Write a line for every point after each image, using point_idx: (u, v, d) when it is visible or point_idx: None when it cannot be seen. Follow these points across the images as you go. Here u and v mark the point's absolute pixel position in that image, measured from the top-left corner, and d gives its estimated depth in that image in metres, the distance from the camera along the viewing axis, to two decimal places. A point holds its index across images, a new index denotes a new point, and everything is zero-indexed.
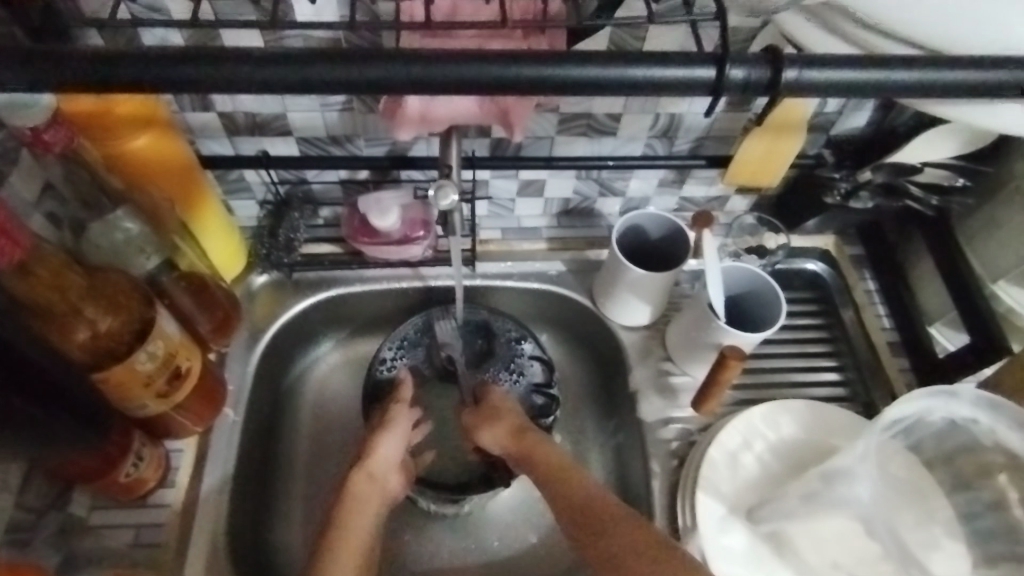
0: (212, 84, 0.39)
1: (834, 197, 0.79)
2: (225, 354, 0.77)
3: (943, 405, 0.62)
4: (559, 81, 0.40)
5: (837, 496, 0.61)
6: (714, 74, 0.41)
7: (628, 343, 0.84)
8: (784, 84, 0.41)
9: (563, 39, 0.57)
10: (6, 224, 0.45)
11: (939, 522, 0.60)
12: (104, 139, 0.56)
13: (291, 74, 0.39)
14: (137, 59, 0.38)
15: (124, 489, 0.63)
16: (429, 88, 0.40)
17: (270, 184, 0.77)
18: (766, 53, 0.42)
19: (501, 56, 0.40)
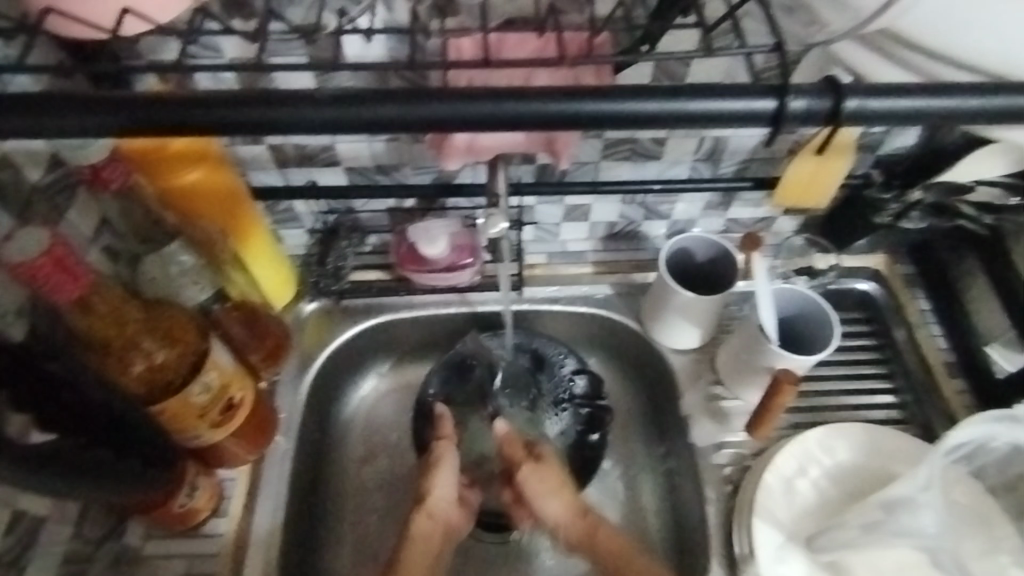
0: (267, 123, 0.40)
1: (886, 217, 0.77)
2: (276, 383, 0.77)
3: (1005, 431, 0.59)
4: (599, 111, 0.41)
5: (899, 528, 0.59)
6: (774, 104, 0.41)
7: (678, 367, 0.82)
8: (846, 115, 0.42)
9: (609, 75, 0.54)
10: (68, 261, 0.46)
11: (1007, 551, 0.59)
12: (160, 176, 0.58)
13: (341, 112, 0.40)
14: (194, 100, 0.39)
15: (177, 519, 0.63)
16: (477, 117, 0.41)
17: (320, 214, 0.79)
18: (825, 82, 0.42)
19: (541, 91, 0.41)
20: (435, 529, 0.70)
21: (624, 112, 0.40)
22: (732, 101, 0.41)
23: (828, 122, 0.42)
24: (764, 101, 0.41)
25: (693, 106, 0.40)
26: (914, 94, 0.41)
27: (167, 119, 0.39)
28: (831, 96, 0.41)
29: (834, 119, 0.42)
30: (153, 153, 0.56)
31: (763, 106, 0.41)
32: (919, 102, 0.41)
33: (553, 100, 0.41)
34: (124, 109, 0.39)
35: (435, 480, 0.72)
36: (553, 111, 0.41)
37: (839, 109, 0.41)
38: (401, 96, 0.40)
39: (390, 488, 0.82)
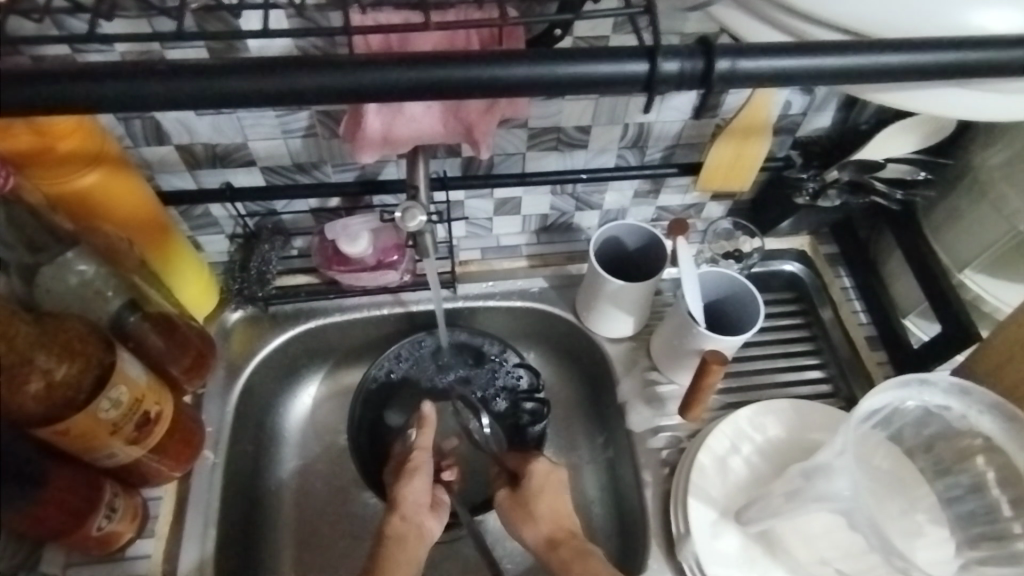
0: (154, 99, 0.36)
1: (803, 197, 0.78)
2: (201, 396, 0.74)
3: (917, 394, 0.60)
4: (524, 75, 0.38)
5: (817, 493, 0.58)
6: (646, 68, 0.39)
7: (614, 355, 0.83)
8: (716, 76, 0.39)
9: (520, 36, 0.53)
10: None
11: (922, 510, 0.61)
12: (52, 178, 0.54)
13: (242, 82, 0.36)
14: (51, 69, 0.35)
15: (97, 545, 0.60)
16: (360, 89, 0.37)
17: (238, 217, 0.75)
18: (698, 45, 0.40)
19: (430, 58, 0.38)
20: (410, 529, 0.67)
21: (532, 76, 0.38)
22: (618, 67, 0.39)
23: (698, 85, 0.40)
24: (634, 65, 0.39)
25: (589, 70, 0.38)
26: (801, 50, 0.39)
27: (30, 96, 0.35)
28: (702, 58, 0.39)
29: (707, 82, 0.40)
30: (39, 156, 0.52)
31: (639, 71, 0.39)
32: (795, 60, 0.39)
33: (469, 74, 0.37)
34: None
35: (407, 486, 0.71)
36: (470, 78, 0.38)
37: (709, 72, 0.39)
38: (303, 65, 0.37)
39: (329, 495, 0.81)
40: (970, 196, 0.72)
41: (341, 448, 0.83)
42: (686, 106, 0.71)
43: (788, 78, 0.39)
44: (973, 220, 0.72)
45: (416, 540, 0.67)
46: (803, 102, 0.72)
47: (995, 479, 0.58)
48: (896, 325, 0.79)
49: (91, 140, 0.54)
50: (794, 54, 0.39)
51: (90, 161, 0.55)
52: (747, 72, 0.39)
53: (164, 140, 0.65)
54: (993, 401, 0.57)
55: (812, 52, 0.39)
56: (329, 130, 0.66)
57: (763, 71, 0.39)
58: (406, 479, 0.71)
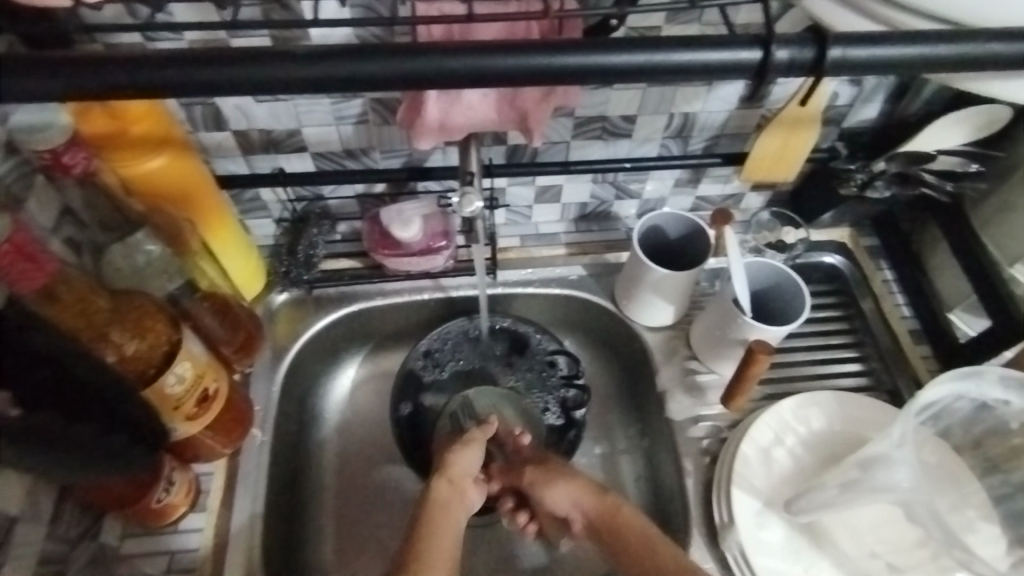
0: (223, 82, 0.38)
1: (850, 188, 0.77)
2: (249, 374, 0.76)
3: (974, 388, 0.59)
4: (601, 64, 0.39)
5: (875, 484, 0.58)
6: (760, 55, 0.40)
7: (653, 343, 0.83)
8: (829, 64, 0.40)
9: (580, 30, 0.54)
10: (27, 247, 0.47)
11: (974, 506, 0.61)
12: (121, 162, 0.56)
13: (320, 67, 0.38)
14: (132, 55, 0.37)
15: (154, 516, 0.62)
16: (429, 73, 0.39)
17: (287, 202, 0.77)
18: (811, 33, 0.41)
19: (506, 46, 0.39)
20: (455, 497, 0.67)
21: (641, 64, 0.39)
22: (723, 54, 0.40)
23: (810, 71, 0.41)
24: (750, 52, 0.40)
25: (694, 57, 0.39)
26: (899, 40, 0.39)
27: (103, 81, 0.37)
28: (814, 47, 0.40)
29: (817, 71, 0.41)
30: (114, 138, 0.54)
31: (754, 59, 0.40)
32: (900, 49, 0.39)
33: (531, 53, 0.38)
34: (73, 69, 0.36)
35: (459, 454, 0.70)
36: (556, 65, 0.39)
37: (821, 61, 0.40)
38: (373, 51, 0.38)
39: (372, 476, 0.82)
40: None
41: (380, 429, 0.85)
42: (733, 96, 0.71)
43: (888, 66, 0.40)
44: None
45: (459, 506, 0.67)
46: (850, 94, 0.71)
47: None
48: (940, 318, 0.79)
49: (162, 122, 0.56)
50: (891, 41, 0.39)
51: (157, 146, 0.57)
52: (856, 60, 0.40)
53: (222, 125, 0.66)
54: None
55: (908, 41, 0.39)
56: (382, 117, 0.67)
57: (867, 60, 0.40)
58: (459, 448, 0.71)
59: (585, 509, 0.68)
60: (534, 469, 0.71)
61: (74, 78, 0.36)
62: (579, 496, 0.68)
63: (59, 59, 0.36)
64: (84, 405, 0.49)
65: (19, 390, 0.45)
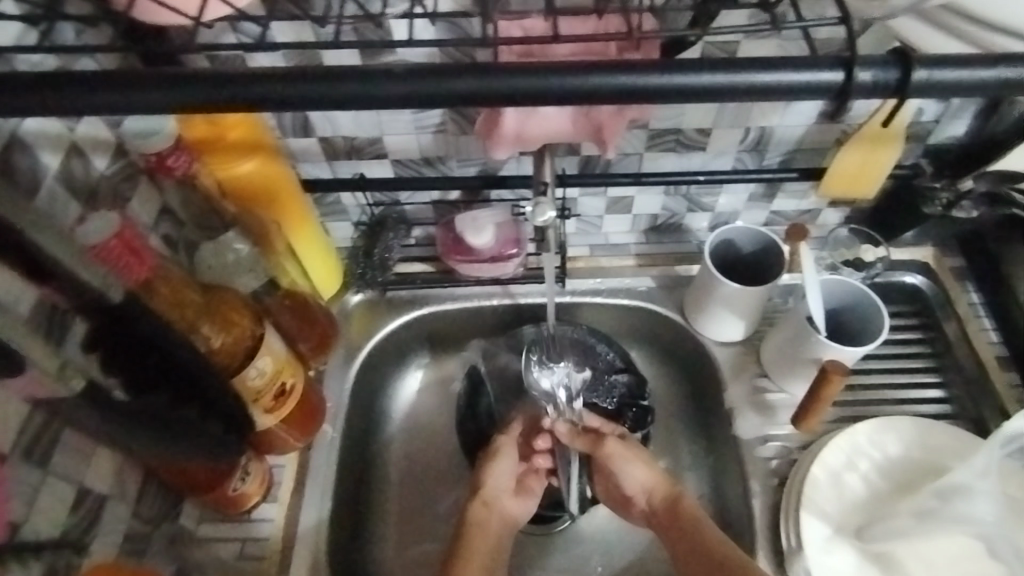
0: (323, 100, 0.40)
1: (935, 207, 0.75)
2: (323, 371, 0.78)
3: None
4: (671, 84, 0.39)
5: (955, 516, 0.59)
6: (842, 77, 0.40)
7: (721, 358, 0.82)
8: (912, 87, 0.40)
9: (657, 51, 0.54)
10: (134, 243, 0.53)
11: None
12: (215, 165, 0.60)
13: (409, 88, 0.39)
14: (244, 75, 0.39)
15: (229, 504, 0.65)
16: (518, 91, 0.39)
17: (366, 206, 0.80)
18: (894, 55, 0.41)
19: (596, 69, 0.39)
20: (493, 515, 0.72)
21: (729, 85, 0.39)
22: (805, 75, 0.40)
23: (893, 95, 0.41)
24: (832, 74, 0.39)
25: (774, 80, 0.39)
26: (980, 63, 0.40)
27: (212, 97, 0.39)
28: (899, 69, 0.40)
29: (902, 93, 0.40)
30: (209, 142, 0.58)
31: (836, 81, 0.40)
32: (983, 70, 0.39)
33: (620, 73, 0.39)
34: (184, 86, 0.39)
35: (492, 469, 0.75)
36: (641, 85, 0.39)
37: (906, 81, 0.40)
38: (472, 70, 0.39)
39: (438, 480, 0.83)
40: None
41: (446, 432, 0.86)
42: (812, 110, 0.70)
43: (975, 88, 0.40)
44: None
45: (498, 522, 0.72)
46: (936, 109, 0.70)
47: None
48: None
49: (253, 129, 0.60)
50: (974, 66, 0.40)
51: (249, 150, 0.60)
52: (941, 81, 0.40)
53: (309, 132, 0.69)
54: None
55: (995, 63, 0.39)
56: (460, 127, 0.69)
57: (951, 82, 0.40)
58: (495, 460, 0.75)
59: (652, 490, 0.73)
60: (613, 444, 0.75)
61: (185, 94, 0.39)
62: (649, 477, 0.73)
63: (178, 74, 0.39)
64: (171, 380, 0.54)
65: (131, 375, 0.52)
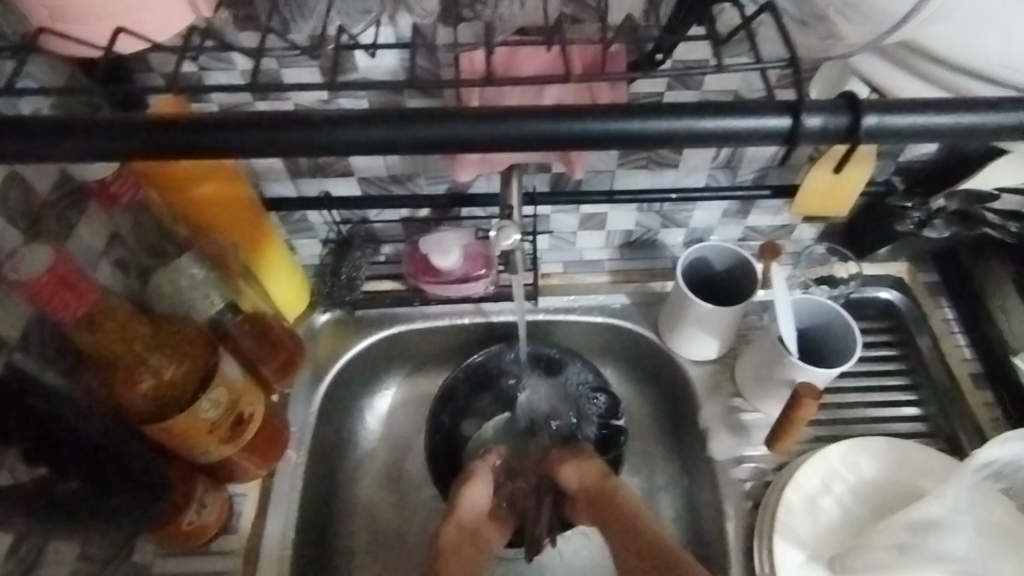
0: (274, 143, 0.38)
1: (906, 225, 0.74)
2: (287, 396, 0.76)
3: None
4: (632, 130, 0.38)
5: (930, 551, 0.60)
6: (788, 124, 0.38)
7: (696, 377, 0.81)
8: (864, 131, 0.39)
9: (624, 89, 0.53)
10: (72, 277, 0.47)
11: None
12: (170, 190, 0.59)
13: (359, 134, 0.38)
14: (193, 119, 0.38)
15: (187, 537, 0.63)
16: (470, 136, 0.38)
17: (333, 224, 0.78)
18: (845, 98, 0.40)
19: (550, 110, 0.38)
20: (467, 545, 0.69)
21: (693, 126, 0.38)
22: (749, 121, 0.38)
23: (842, 140, 0.39)
24: (778, 120, 0.38)
25: (728, 125, 0.38)
26: (940, 107, 0.38)
27: (154, 143, 0.38)
28: (848, 114, 0.39)
29: (852, 137, 0.39)
30: (162, 168, 0.57)
31: (781, 127, 0.38)
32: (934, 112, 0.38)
33: (578, 117, 0.38)
34: (124, 130, 0.38)
35: (468, 492, 0.72)
36: (599, 131, 0.38)
37: (857, 127, 0.38)
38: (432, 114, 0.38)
39: (412, 502, 0.81)
40: None
41: (417, 456, 0.84)
42: None
43: (928, 134, 0.39)
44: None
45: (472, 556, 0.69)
46: None
47: None
48: (1004, 363, 0.75)
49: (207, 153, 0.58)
50: (936, 111, 0.38)
51: (205, 173, 0.59)
52: (896, 126, 0.39)
53: None
54: None
55: (955, 109, 0.38)
56: None
57: (907, 126, 0.39)
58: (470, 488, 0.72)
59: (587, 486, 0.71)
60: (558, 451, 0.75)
61: (128, 137, 0.37)
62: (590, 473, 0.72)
63: (119, 119, 0.38)
64: (42, 433, 0.51)
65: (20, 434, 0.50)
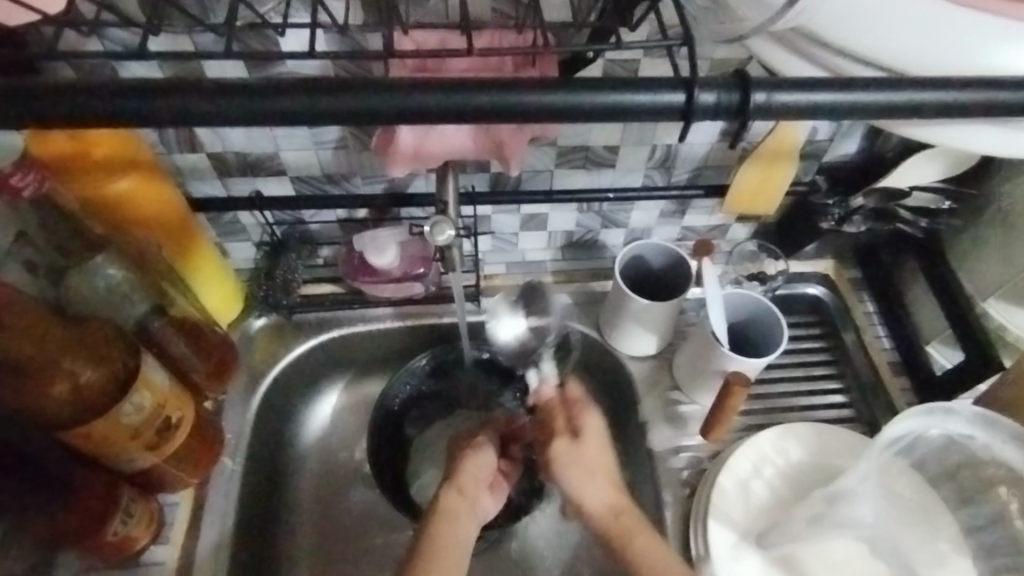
0: (180, 114, 0.36)
1: (828, 222, 0.76)
2: (222, 402, 0.74)
3: (939, 422, 0.61)
4: (555, 101, 0.38)
5: (843, 518, 0.63)
6: (683, 98, 0.39)
7: (637, 374, 0.81)
8: (753, 108, 0.39)
9: (553, 66, 0.53)
10: None
11: (944, 539, 0.61)
12: (82, 184, 0.55)
13: (267, 105, 0.37)
14: (93, 85, 0.36)
15: (111, 550, 0.60)
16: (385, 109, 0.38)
17: (266, 225, 0.76)
18: (736, 76, 0.40)
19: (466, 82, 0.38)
20: (465, 506, 0.65)
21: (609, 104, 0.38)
22: (646, 96, 0.39)
23: (734, 116, 0.40)
24: (672, 95, 0.39)
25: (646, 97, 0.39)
26: (820, 87, 0.39)
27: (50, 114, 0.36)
28: (739, 91, 0.39)
29: (744, 114, 0.40)
30: (75, 161, 0.54)
31: (676, 101, 0.39)
32: (831, 95, 0.39)
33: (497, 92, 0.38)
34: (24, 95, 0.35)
35: (468, 460, 0.69)
36: (501, 103, 0.38)
37: (746, 104, 0.39)
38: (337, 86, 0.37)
39: (351, 505, 0.80)
40: (994, 228, 0.70)
41: (359, 460, 0.83)
42: (715, 130, 0.70)
43: (817, 111, 0.39)
44: (994, 251, 0.70)
45: (467, 517, 0.64)
46: (829, 129, 0.71)
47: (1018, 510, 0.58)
48: (919, 351, 0.78)
49: (125, 147, 0.56)
50: (822, 89, 0.39)
51: (123, 168, 0.56)
52: (782, 105, 0.39)
53: (197, 148, 0.65)
54: (1017, 432, 0.58)
55: (834, 86, 0.39)
56: (361, 143, 0.67)
57: (793, 105, 0.39)
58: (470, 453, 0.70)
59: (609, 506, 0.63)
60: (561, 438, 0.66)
61: (24, 108, 0.35)
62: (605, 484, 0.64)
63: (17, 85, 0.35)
64: None
65: None
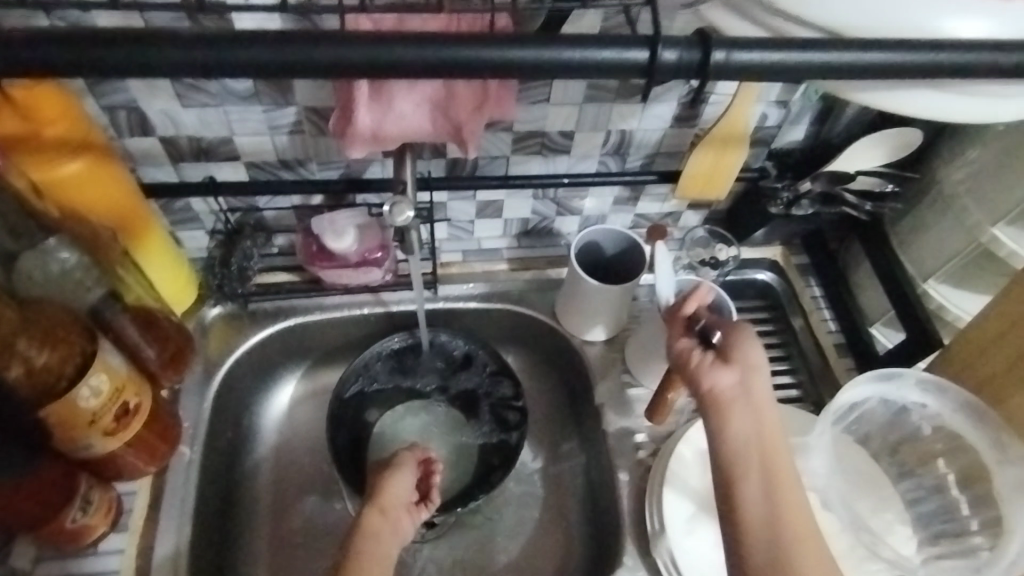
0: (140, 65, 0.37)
1: (777, 206, 0.78)
2: (178, 391, 0.73)
3: (894, 390, 0.65)
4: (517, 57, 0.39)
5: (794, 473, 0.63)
6: (647, 55, 0.41)
7: (592, 358, 0.83)
8: (712, 66, 0.41)
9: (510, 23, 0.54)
10: None
11: (890, 508, 0.67)
12: (30, 166, 0.54)
13: None
14: None
15: (68, 539, 0.60)
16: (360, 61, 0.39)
17: (220, 213, 0.75)
18: (698, 34, 0.42)
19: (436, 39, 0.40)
20: (388, 526, 0.61)
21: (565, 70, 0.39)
22: (610, 52, 0.41)
23: (695, 74, 0.42)
24: (637, 52, 0.41)
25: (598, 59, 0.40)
26: (782, 46, 0.41)
27: None
28: (700, 49, 0.41)
29: (703, 71, 0.42)
30: (24, 140, 0.53)
31: (641, 58, 0.41)
32: (778, 53, 0.40)
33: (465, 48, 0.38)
34: None
35: (391, 480, 0.65)
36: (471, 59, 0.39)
37: (706, 62, 0.41)
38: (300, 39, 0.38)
39: (310, 494, 0.80)
40: (935, 209, 0.74)
41: (318, 448, 0.82)
42: (667, 113, 0.72)
43: (775, 70, 0.41)
44: (936, 229, 0.74)
45: (389, 536, 0.61)
46: (778, 115, 0.73)
47: (955, 481, 0.64)
48: (863, 332, 0.81)
49: (75, 127, 0.54)
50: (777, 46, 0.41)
51: (75, 150, 0.55)
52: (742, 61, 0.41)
53: (149, 132, 0.64)
54: (966, 400, 0.62)
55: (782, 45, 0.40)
56: (317, 127, 0.66)
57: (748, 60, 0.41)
58: (390, 474, 0.66)
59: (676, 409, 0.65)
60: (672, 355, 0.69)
61: None
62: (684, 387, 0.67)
63: None
64: None
65: None
